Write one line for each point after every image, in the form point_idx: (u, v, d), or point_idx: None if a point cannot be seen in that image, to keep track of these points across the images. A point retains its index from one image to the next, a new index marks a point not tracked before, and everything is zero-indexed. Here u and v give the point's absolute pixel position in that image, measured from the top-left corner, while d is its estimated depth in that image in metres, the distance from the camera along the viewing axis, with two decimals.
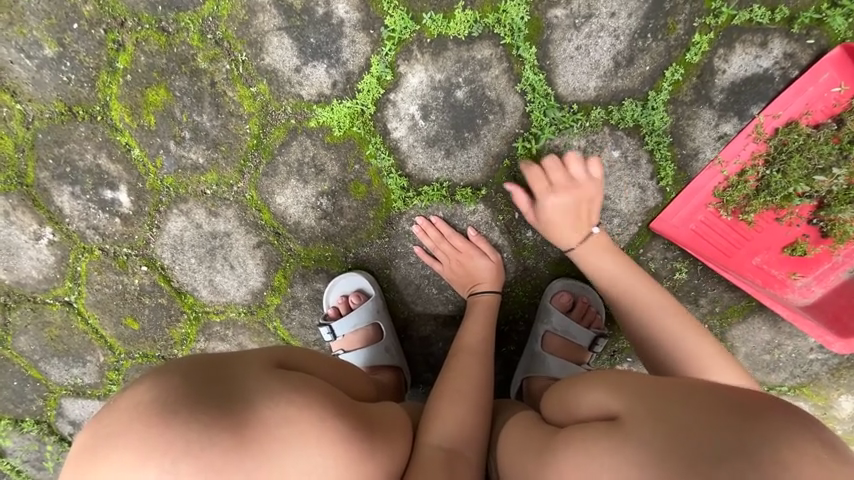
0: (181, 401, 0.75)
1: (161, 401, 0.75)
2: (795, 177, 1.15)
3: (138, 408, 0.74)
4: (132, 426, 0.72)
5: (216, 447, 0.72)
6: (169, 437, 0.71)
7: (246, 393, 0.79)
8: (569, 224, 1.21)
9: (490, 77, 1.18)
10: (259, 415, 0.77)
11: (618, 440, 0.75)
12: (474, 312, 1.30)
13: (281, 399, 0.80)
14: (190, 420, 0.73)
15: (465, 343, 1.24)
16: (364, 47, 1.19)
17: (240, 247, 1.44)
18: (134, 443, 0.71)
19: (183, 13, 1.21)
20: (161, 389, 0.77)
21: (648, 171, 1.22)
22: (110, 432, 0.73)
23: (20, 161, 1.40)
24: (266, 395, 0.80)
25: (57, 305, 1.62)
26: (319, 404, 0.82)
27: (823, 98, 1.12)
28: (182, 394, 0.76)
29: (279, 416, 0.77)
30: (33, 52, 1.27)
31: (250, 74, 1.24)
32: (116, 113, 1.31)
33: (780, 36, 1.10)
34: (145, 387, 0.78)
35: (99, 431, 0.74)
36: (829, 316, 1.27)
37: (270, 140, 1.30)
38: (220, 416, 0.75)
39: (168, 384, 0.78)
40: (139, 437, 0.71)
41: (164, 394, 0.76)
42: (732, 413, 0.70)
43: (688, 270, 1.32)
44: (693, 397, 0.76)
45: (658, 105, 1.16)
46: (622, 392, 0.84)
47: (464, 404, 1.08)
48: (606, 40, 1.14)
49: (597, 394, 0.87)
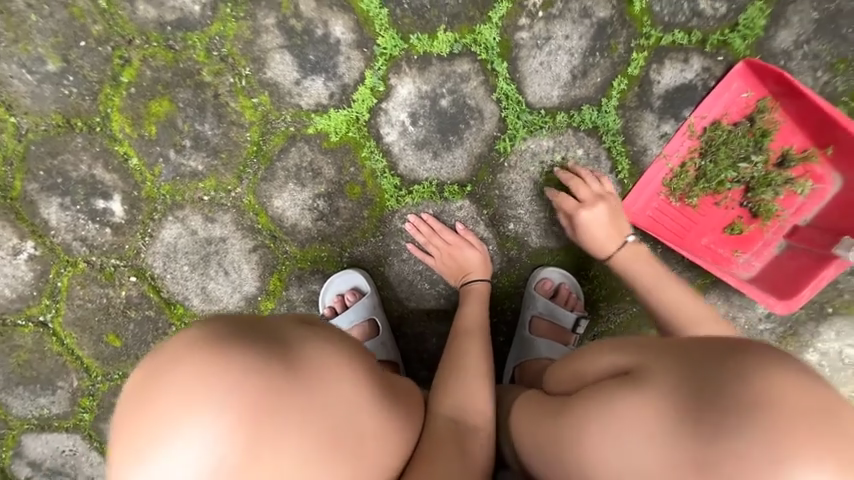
0: (232, 340, 0.76)
1: (213, 340, 0.76)
2: (725, 165, 1.39)
3: (190, 348, 0.75)
4: (187, 365, 0.73)
5: (268, 392, 0.74)
6: (228, 371, 0.72)
7: (292, 340, 0.82)
8: (606, 233, 1.37)
9: (470, 88, 1.36)
10: (306, 367, 0.79)
11: (636, 389, 0.84)
12: (469, 298, 1.39)
13: (321, 348, 0.85)
14: (246, 359, 0.74)
15: (465, 326, 1.31)
16: (358, 63, 1.34)
17: (235, 252, 1.49)
18: (190, 382, 0.71)
19: (191, 33, 1.30)
20: (210, 332, 0.77)
21: (607, 165, 1.43)
22: (163, 370, 0.73)
23: (7, 173, 1.41)
24: (308, 343, 0.84)
25: (30, 327, 1.57)
26: (351, 367, 0.87)
27: (736, 102, 1.38)
28: (233, 336, 0.77)
29: (323, 363, 0.82)
30: (35, 68, 1.31)
31: (253, 86, 1.34)
32: (117, 124, 1.35)
33: (698, 54, 1.36)
34: (192, 330, 0.78)
35: (152, 370, 0.74)
36: (769, 284, 1.46)
37: (269, 147, 1.39)
38: (272, 357, 0.77)
39: (215, 328, 0.78)
40: (194, 374, 0.72)
41: (212, 336, 0.76)
42: (725, 350, 0.81)
43: (650, 253, 1.52)
44: (695, 346, 0.86)
45: (610, 110, 1.38)
46: (631, 353, 0.94)
47: (468, 380, 1.17)
48: (564, 57, 1.36)
49: (609, 358, 0.97)
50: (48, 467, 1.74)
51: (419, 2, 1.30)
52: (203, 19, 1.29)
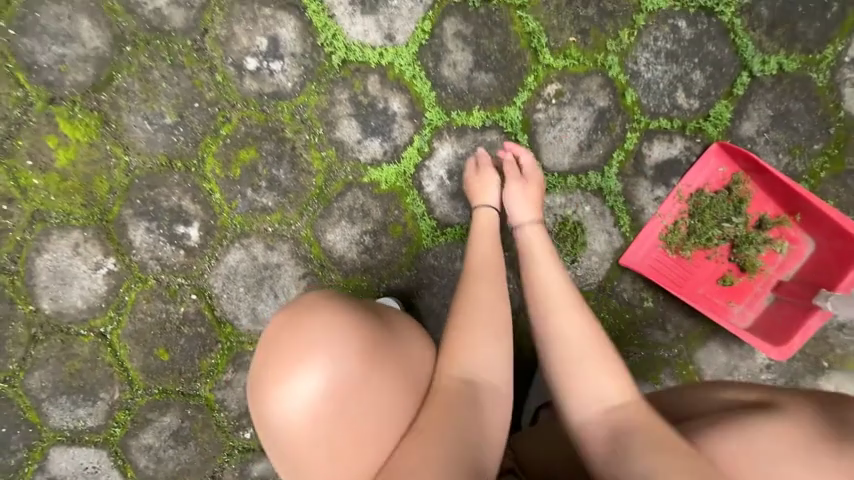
0: (350, 302, 1.27)
1: (340, 299, 1.26)
2: (710, 225, 1.65)
3: (325, 300, 1.24)
4: (324, 307, 1.21)
5: (368, 344, 1.17)
6: (344, 323, 1.17)
7: (380, 312, 1.32)
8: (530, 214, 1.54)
9: (497, 153, 1.69)
10: (395, 335, 1.24)
11: (769, 410, 1.06)
12: (480, 279, 1.37)
13: (398, 320, 1.33)
14: (358, 311, 1.23)
15: (471, 298, 1.33)
16: (409, 130, 1.68)
17: (287, 277, 1.70)
18: (326, 316, 1.18)
19: (282, 101, 1.67)
20: (336, 296, 1.28)
21: (611, 220, 1.69)
22: (304, 314, 1.19)
23: (109, 200, 1.69)
24: (389, 316, 1.32)
25: (89, 337, 1.73)
26: (417, 344, 1.28)
27: (715, 174, 1.67)
28: (349, 300, 1.28)
29: (399, 327, 1.29)
30: (155, 120, 1.67)
31: (323, 143, 1.68)
32: (209, 166, 1.67)
33: (681, 136, 1.69)
34: (323, 294, 1.29)
35: (296, 311, 1.20)
36: (763, 332, 1.64)
37: (330, 191, 1.68)
38: (371, 315, 1.26)
39: (338, 296, 1.29)
40: (330, 312, 1.20)
41: (339, 298, 1.27)
42: (814, 398, 1.11)
43: (653, 299, 1.72)
44: (789, 393, 1.15)
45: (611, 175, 1.68)
46: (744, 391, 1.18)
47: (475, 356, 1.21)
48: (573, 134, 1.69)
49: (729, 393, 1.19)
50: None
51: (460, 88, 1.68)
52: (293, 92, 1.67)
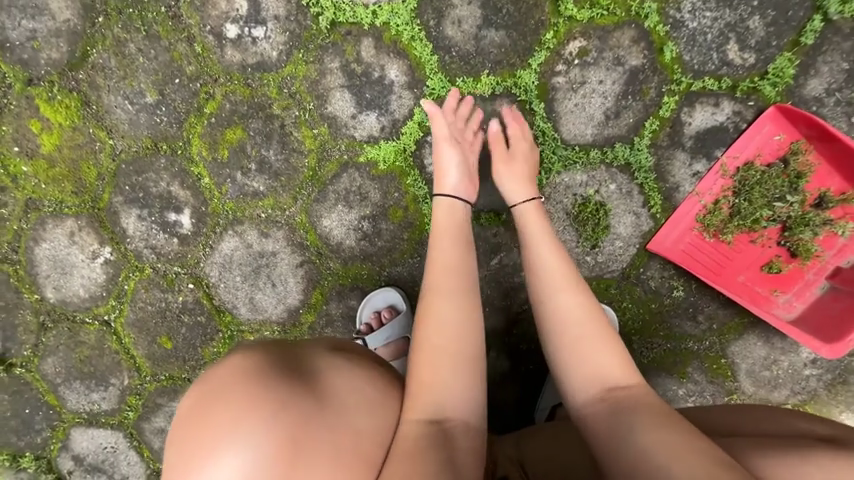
0: (271, 368, 0.90)
1: (255, 367, 0.89)
2: (760, 204, 1.42)
3: (236, 371, 0.89)
4: (233, 387, 0.86)
5: (302, 424, 0.84)
6: (267, 397, 0.84)
7: (317, 367, 0.96)
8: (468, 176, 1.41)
9: (508, 125, 1.49)
10: (338, 400, 0.90)
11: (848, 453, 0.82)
12: (441, 296, 1.13)
13: (345, 374, 0.97)
14: (282, 380, 0.88)
15: (431, 309, 1.12)
16: (408, 101, 1.50)
17: (284, 266, 1.61)
18: (237, 403, 0.84)
19: (267, 73, 1.51)
20: (252, 359, 0.92)
21: (640, 200, 1.48)
22: (212, 395, 0.86)
23: (98, 187, 1.62)
24: (331, 368, 0.97)
25: (95, 325, 1.73)
26: (373, 400, 0.96)
27: (768, 144, 1.42)
28: (271, 364, 0.91)
29: (349, 386, 0.94)
30: (136, 100, 1.55)
31: (314, 119, 1.52)
32: (195, 148, 1.56)
33: (728, 99, 1.43)
34: (236, 358, 0.93)
35: (204, 393, 0.87)
36: (813, 326, 1.43)
37: (324, 172, 1.54)
38: (301, 380, 0.90)
39: (256, 357, 0.93)
40: (240, 393, 0.85)
41: (254, 363, 0.91)
42: None
43: (684, 288, 1.53)
44: None
45: (642, 148, 1.45)
46: (829, 426, 0.94)
47: (441, 380, 0.99)
48: (598, 100, 1.46)
49: (803, 423, 0.96)
50: (89, 462, 1.84)
51: (466, 50, 1.46)
52: (278, 63, 1.50)
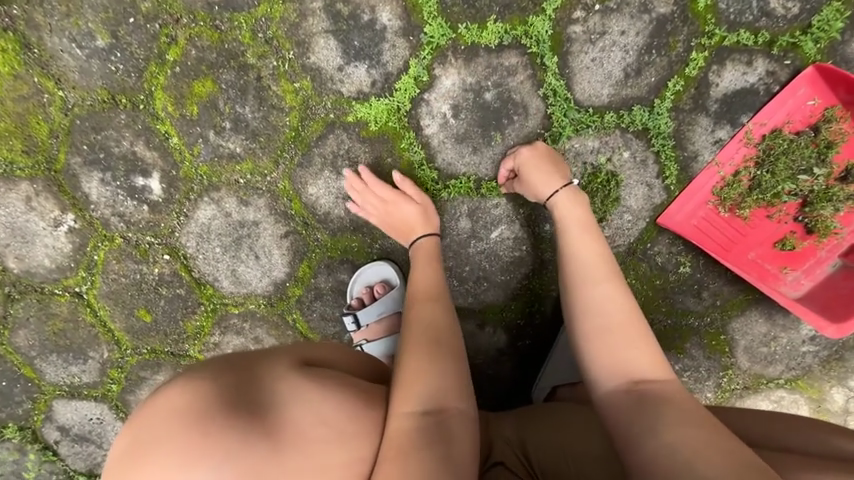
0: (220, 404, 0.77)
1: (199, 405, 0.76)
2: (783, 177, 1.31)
3: (178, 412, 0.75)
4: (171, 434, 0.73)
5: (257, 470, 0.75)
6: (215, 447, 0.73)
7: (278, 395, 0.83)
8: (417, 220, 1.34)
9: (516, 82, 1.32)
10: (300, 437, 0.80)
11: None
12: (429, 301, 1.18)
13: (313, 400, 0.84)
14: (232, 420, 0.76)
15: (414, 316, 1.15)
16: (403, 51, 1.31)
17: (267, 236, 1.49)
18: (178, 452, 0.72)
19: (237, 13, 1.29)
20: (197, 392, 0.78)
21: (654, 170, 1.37)
22: (148, 440, 0.73)
23: (52, 146, 1.43)
24: (296, 393, 0.84)
25: (66, 297, 1.61)
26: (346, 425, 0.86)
27: (800, 109, 1.29)
28: (219, 399, 0.78)
29: (314, 417, 0.83)
30: (85, 43, 1.33)
31: (295, 70, 1.33)
32: (160, 103, 1.37)
33: (763, 57, 1.27)
34: (179, 391, 0.79)
35: (139, 436, 0.74)
36: (820, 305, 1.38)
37: (308, 133, 1.38)
38: (256, 415, 0.78)
39: (202, 388, 0.79)
40: (179, 441, 0.72)
41: (201, 398, 0.77)
42: None
43: (691, 264, 1.46)
44: None
45: (663, 112, 1.31)
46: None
47: (427, 380, 0.95)
48: (618, 55, 1.29)
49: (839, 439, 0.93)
50: (75, 433, 1.79)
51: None
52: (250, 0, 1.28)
